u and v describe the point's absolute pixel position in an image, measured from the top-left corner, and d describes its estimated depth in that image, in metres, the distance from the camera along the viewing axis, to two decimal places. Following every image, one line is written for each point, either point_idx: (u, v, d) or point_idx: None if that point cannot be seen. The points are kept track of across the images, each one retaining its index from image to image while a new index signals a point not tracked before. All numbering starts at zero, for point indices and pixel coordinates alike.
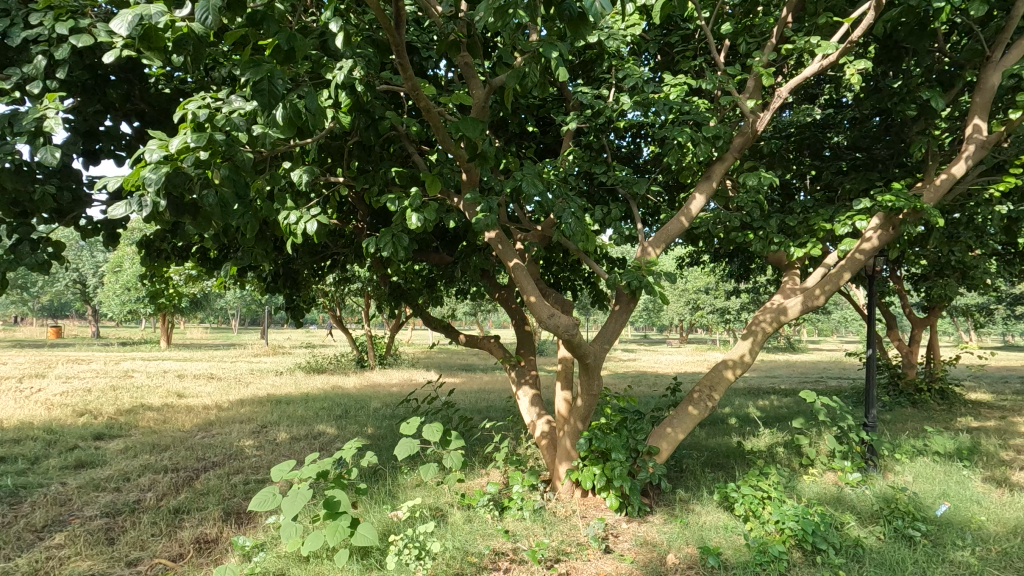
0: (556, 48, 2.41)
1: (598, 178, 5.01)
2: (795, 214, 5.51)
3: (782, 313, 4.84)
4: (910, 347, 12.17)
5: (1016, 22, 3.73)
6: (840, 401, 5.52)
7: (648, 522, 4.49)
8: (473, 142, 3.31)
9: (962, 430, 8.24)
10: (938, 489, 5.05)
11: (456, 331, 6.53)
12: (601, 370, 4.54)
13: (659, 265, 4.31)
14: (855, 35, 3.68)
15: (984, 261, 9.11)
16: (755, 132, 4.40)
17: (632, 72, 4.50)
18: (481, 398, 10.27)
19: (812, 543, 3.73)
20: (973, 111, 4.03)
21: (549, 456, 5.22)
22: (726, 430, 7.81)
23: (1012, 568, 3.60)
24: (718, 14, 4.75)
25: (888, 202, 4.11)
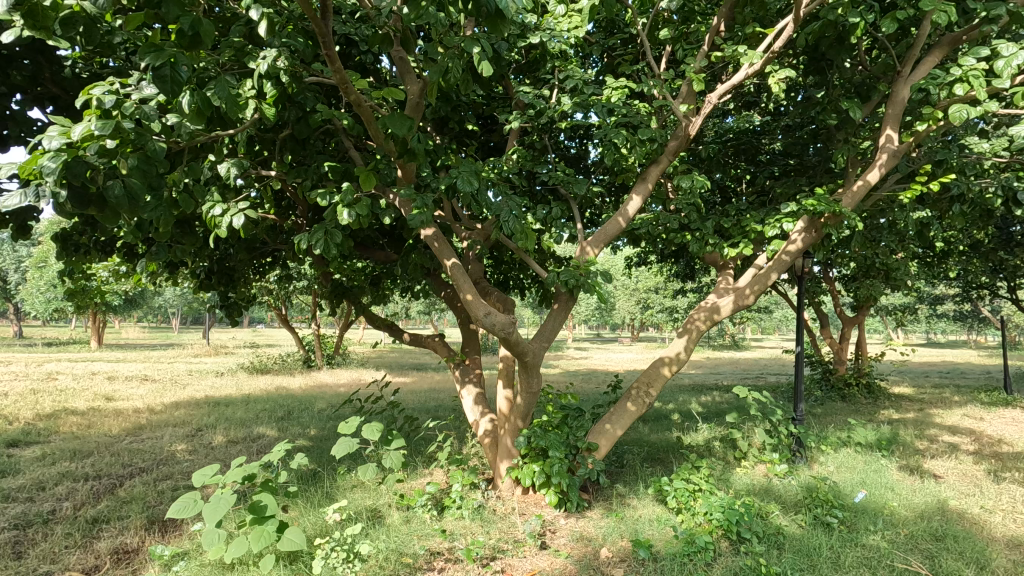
0: (478, 46, 2.40)
1: (540, 178, 5.05)
2: (730, 216, 5.73)
3: (715, 312, 5.00)
4: (841, 344, 12.86)
5: (922, 40, 3.99)
6: (770, 396, 5.77)
7: (585, 517, 4.57)
8: (405, 138, 3.27)
9: (883, 422, 8.78)
10: (858, 479, 5.35)
11: (400, 330, 6.43)
12: (540, 368, 4.60)
13: (597, 264, 4.39)
14: (775, 47, 3.86)
15: (905, 264, 9.74)
16: (688, 136, 4.53)
17: (573, 74, 4.57)
18: (430, 397, 10.16)
19: (737, 533, 3.88)
20: (887, 122, 4.27)
21: (490, 455, 5.24)
22: (668, 426, 8.05)
23: (917, 549, 3.85)
24: (657, 21, 4.88)
25: (811, 206, 4.31)
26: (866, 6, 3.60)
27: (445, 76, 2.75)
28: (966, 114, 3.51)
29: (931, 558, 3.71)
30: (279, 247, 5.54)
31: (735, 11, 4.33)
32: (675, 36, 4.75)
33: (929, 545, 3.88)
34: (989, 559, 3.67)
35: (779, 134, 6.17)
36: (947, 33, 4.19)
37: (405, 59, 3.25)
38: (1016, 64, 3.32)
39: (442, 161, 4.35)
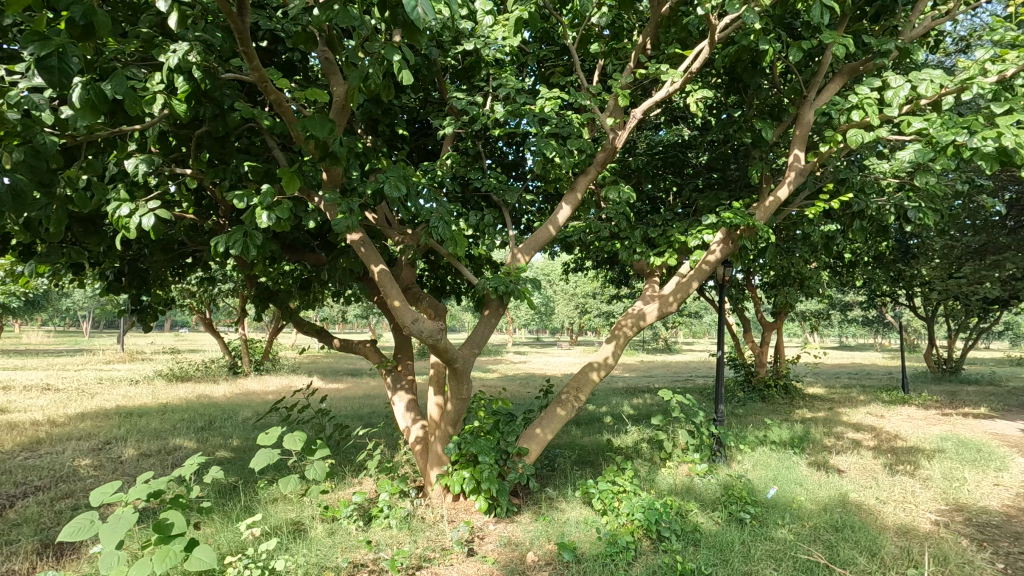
0: (399, 53, 2.37)
1: (473, 185, 5.07)
2: (657, 226, 5.96)
3: (641, 319, 5.19)
4: (762, 348, 13.63)
5: (825, 68, 4.33)
6: (693, 398, 6.04)
7: (514, 521, 4.60)
8: (328, 140, 3.20)
9: (797, 421, 9.39)
10: (771, 475, 5.69)
11: (329, 336, 6.24)
12: (470, 374, 4.60)
13: (527, 271, 4.45)
14: (694, 67, 4.08)
15: (817, 273, 10.47)
16: (616, 148, 4.68)
17: (507, 83, 4.63)
18: (363, 404, 9.94)
19: (657, 532, 4.03)
20: (794, 142, 4.59)
21: (421, 462, 5.18)
22: (599, 428, 8.25)
23: (819, 540, 4.14)
24: (588, 35, 5.04)
25: (728, 218, 4.56)
26: (776, 33, 3.87)
27: (366, 82, 2.71)
28: (861, 138, 3.83)
29: (830, 548, 4.00)
30: (198, 248, 5.25)
31: (659, 31, 4.53)
32: (605, 51, 4.92)
33: (829, 536, 4.19)
34: (880, 547, 4.00)
35: (704, 148, 6.49)
36: (846, 63, 4.57)
37: (332, 60, 3.20)
38: (902, 94, 3.67)
39: (372, 163, 4.28)
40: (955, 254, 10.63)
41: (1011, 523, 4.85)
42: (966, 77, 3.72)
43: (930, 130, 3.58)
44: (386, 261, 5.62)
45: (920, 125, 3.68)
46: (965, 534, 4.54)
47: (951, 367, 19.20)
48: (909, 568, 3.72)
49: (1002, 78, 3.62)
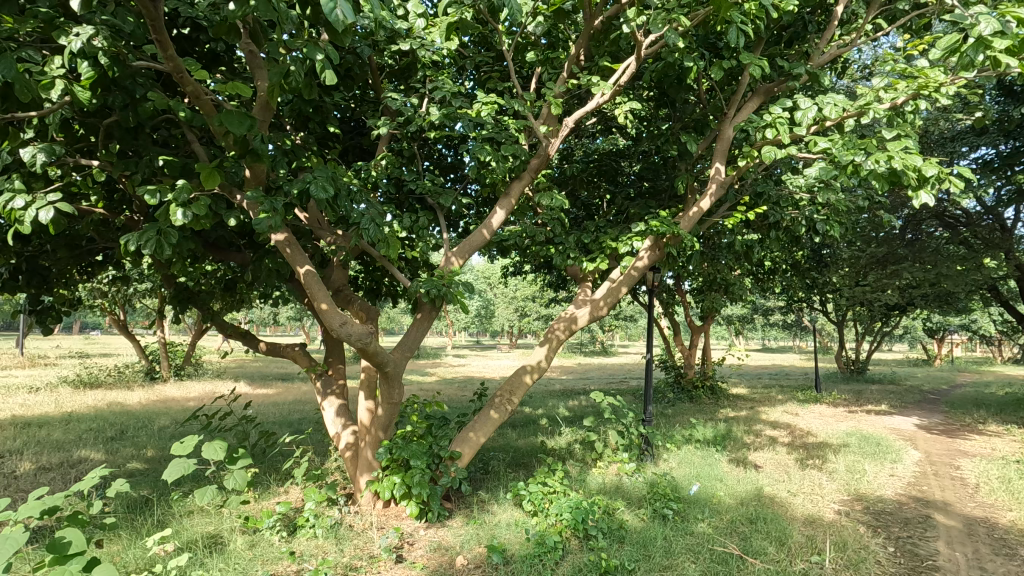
0: (321, 53, 2.39)
1: (407, 186, 5.02)
2: (590, 232, 6.12)
3: (573, 322, 5.30)
4: (690, 351, 14.24)
5: (743, 88, 4.61)
6: (623, 400, 6.24)
7: (446, 526, 4.58)
8: (251, 136, 3.10)
9: (721, 420, 9.89)
10: (694, 472, 5.96)
11: (255, 340, 5.97)
12: (402, 378, 4.55)
13: (461, 274, 4.45)
14: (622, 80, 4.23)
15: (741, 279, 11.08)
16: (549, 155, 4.77)
17: (443, 85, 4.62)
18: (293, 410, 9.57)
19: (584, 530, 4.13)
20: (715, 156, 4.84)
21: (351, 468, 5.05)
22: (535, 430, 8.35)
23: (735, 532, 4.38)
24: (524, 43, 5.12)
25: (655, 227, 4.75)
26: (699, 53, 4.07)
27: (287, 79, 2.73)
28: (774, 154, 4.11)
29: (744, 539, 4.24)
30: (109, 245, 4.90)
31: (592, 43, 4.67)
32: (541, 59, 5.01)
33: (744, 528, 4.44)
34: (788, 536, 4.28)
35: (636, 158, 6.74)
36: (763, 84, 4.88)
37: (256, 53, 3.07)
38: (810, 116, 3.96)
39: (301, 161, 4.15)
40: (861, 264, 11.56)
41: (902, 510, 5.33)
42: (864, 102, 4.06)
43: (833, 150, 3.88)
44: (318, 262, 5.47)
45: (825, 145, 3.98)
46: (863, 521, 4.93)
47: (859, 368, 20.79)
48: (812, 555, 4.01)
49: (894, 104, 3.98)
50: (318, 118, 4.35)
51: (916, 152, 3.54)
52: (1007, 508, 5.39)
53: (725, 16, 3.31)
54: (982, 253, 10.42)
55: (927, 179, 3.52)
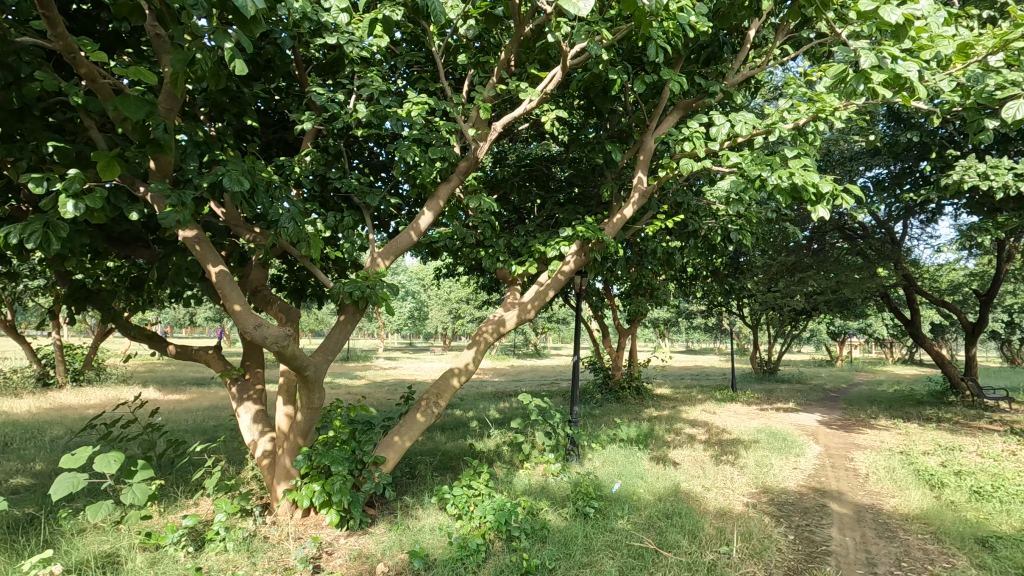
0: (230, 41, 2.33)
1: (332, 184, 4.87)
2: (519, 235, 6.19)
3: (501, 325, 5.33)
4: (618, 353, 14.69)
5: (663, 102, 4.84)
6: (550, 401, 6.35)
7: (368, 533, 4.47)
8: (156, 124, 2.90)
9: (645, 419, 10.27)
10: (617, 471, 6.16)
11: (164, 343, 5.57)
12: (322, 382, 4.41)
13: (386, 276, 4.37)
14: (549, 88, 4.31)
15: (665, 283, 11.57)
16: (477, 159, 4.80)
17: (370, 82, 4.52)
18: (207, 417, 9.02)
19: (506, 532, 4.16)
20: (638, 166, 5.04)
21: (268, 477, 4.82)
22: (464, 433, 8.32)
23: (652, 527, 4.56)
24: (456, 45, 5.10)
25: (582, 232, 4.87)
26: (623, 65, 4.22)
27: (193, 66, 2.59)
28: (691, 167, 4.34)
29: (660, 534, 4.42)
30: None
31: (522, 49, 4.73)
32: (471, 62, 5.01)
33: (660, 523, 4.63)
34: (700, 529, 4.51)
35: (566, 164, 6.88)
36: (683, 99, 5.12)
37: (162, 37, 2.88)
38: (724, 132, 4.21)
39: (215, 154, 3.93)
40: (772, 271, 12.39)
41: (802, 500, 5.76)
42: (770, 122, 4.37)
43: (743, 165, 4.14)
44: (235, 261, 5.20)
45: (736, 160, 4.23)
46: (768, 512, 5.28)
47: (770, 368, 22.24)
48: (721, 546, 4.24)
49: (796, 125, 4.30)
50: (235, 110, 4.12)
51: (814, 170, 3.85)
52: (890, 495, 5.94)
53: (646, 33, 3.46)
54: (875, 263, 11.47)
55: (823, 195, 3.83)
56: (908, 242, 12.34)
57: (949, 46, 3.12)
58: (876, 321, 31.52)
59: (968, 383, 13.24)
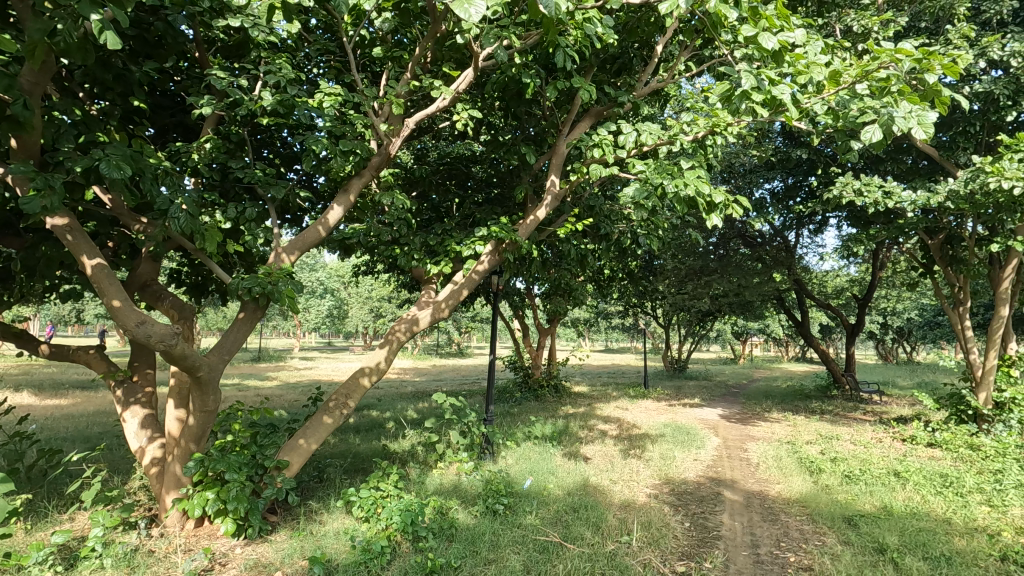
0: (98, 14, 2.21)
1: (234, 174, 4.62)
2: (436, 234, 6.15)
3: (414, 323, 5.26)
4: (538, 352, 14.93)
5: (575, 109, 5.01)
6: (465, 400, 6.35)
7: (267, 541, 4.27)
8: (16, 97, 2.65)
9: (560, 417, 10.52)
10: (529, 467, 6.27)
11: (37, 342, 5.02)
12: (218, 383, 4.16)
13: (290, 271, 4.19)
14: (461, 87, 4.36)
15: (583, 284, 11.91)
16: (389, 155, 4.72)
17: (277, 69, 4.33)
18: (92, 423, 8.23)
19: (413, 532, 4.12)
20: (551, 170, 5.17)
21: (156, 486, 4.47)
22: (378, 434, 8.13)
23: (558, 521, 4.69)
24: (371, 37, 4.99)
25: (496, 232, 4.93)
26: (535, 70, 4.34)
27: (59, 36, 2.38)
28: (599, 172, 4.52)
29: (566, 527, 4.56)
30: None
31: (437, 47, 4.72)
32: (387, 56, 4.93)
33: (567, 517, 4.77)
34: (604, 520, 4.69)
35: (484, 164, 6.91)
36: (595, 106, 5.32)
37: (25, 3, 2.64)
38: (630, 140, 4.42)
39: (95, 135, 3.61)
40: (682, 274, 13.11)
41: (699, 488, 6.16)
42: (673, 133, 4.63)
43: (646, 173, 4.34)
44: (123, 253, 4.77)
45: (640, 167, 4.44)
46: (668, 501, 5.59)
47: (680, 366, 23.48)
48: (622, 535, 4.43)
49: (695, 137, 4.58)
50: (121, 89, 3.82)
51: (708, 180, 4.13)
52: (776, 481, 6.48)
53: (553, 40, 3.58)
54: (771, 268, 12.42)
55: (715, 204, 4.12)
56: (800, 250, 13.48)
57: (820, 73, 3.46)
58: (773, 322, 34.13)
59: (848, 379, 14.67)
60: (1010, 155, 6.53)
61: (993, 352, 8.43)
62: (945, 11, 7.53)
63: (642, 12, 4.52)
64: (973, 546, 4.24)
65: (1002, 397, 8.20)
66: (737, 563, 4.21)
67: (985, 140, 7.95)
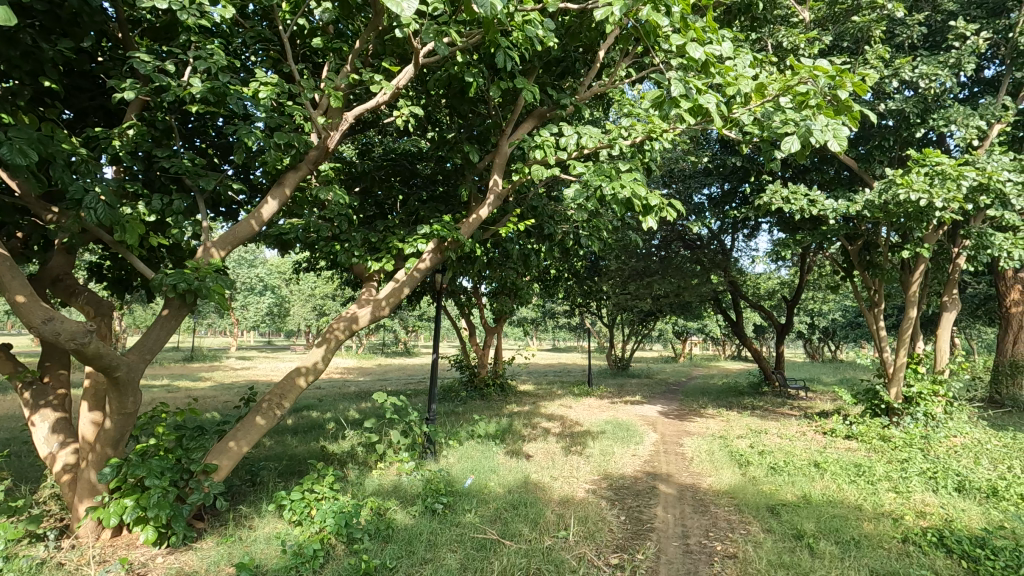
0: None
1: (159, 163, 4.38)
2: (378, 230, 6.04)
3: (354, 322, 5.15)
4: (484, 351, 14.95)
5: (518, 110, 5.06)
6: (406, 400, 6.28)
7: (192, 549, 4.08)
8: None
9: (505, 416, 10.57)
10: (471, 466, 6.27)
11: None
12: (137, 383, 3.94)
13: (219, 267, 4.01)
14: (402, 83, 4.32)
15: (529, 284, 12.01)
16: (327, 149, 4.60)
17: (208, 55, 4.14)
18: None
19: (347, 534, 4.05)
20: (493, 169, 5.20)
21: (67, 495, 4.19)
22: (317, 435, 7.91)
23: (496, 519, 4.72)
24: (311, 27, 4.85)
25: (438, 230, 4.90)
26: (477, 69, 4.36)
27: None
28: (541, 172, 4.57)
29: (504, 525, 4.59)
30: None
31: (379, 40, 4.64)
32: (327, 47, 4.80)
33: (505, 514, 4.80)
34: (541, 516, 4.76)
35: (429, 161, 6.85)
36: (538, 108, 5.39)
37: None
38: (570, 143, 4.50)
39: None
40: (625, 275, 13.46)
41: (636, 483, 6.36)
42: (612, 136, 4.74)
43: (586, 176, 4.41)
44: (35, 244, 4.43)
45: (580, 169, 4.53)
46: (605, 496, 5.73)
47: (624, 365, 24.08)
48: (559, 530, 4.51)
49: (633, 141, 4.72)
50: (30, 67, 3.54)
51: (644, 184, 4.27)
52: (707, 474, 6.76)
53: (494, 39, 3.60)
54: (708, 270, 12.93)
55: (650, 207, 4.26)
56: (735, 253, 14.09)
57: (746, 85, 3.65)
58: (711, 322, 35.54)
59: (777, 376, 15.48)
60: (918, 169, 7.09)
61: (903, 350, 9.11)
62: (864, 33, 8.08)
63: (582, 18, 4.61)
64: (879, 529, 4.58)
65: (910, 391, 8.90)
66: (667, 553, 4.37)
67: (898, 154, 8.58)
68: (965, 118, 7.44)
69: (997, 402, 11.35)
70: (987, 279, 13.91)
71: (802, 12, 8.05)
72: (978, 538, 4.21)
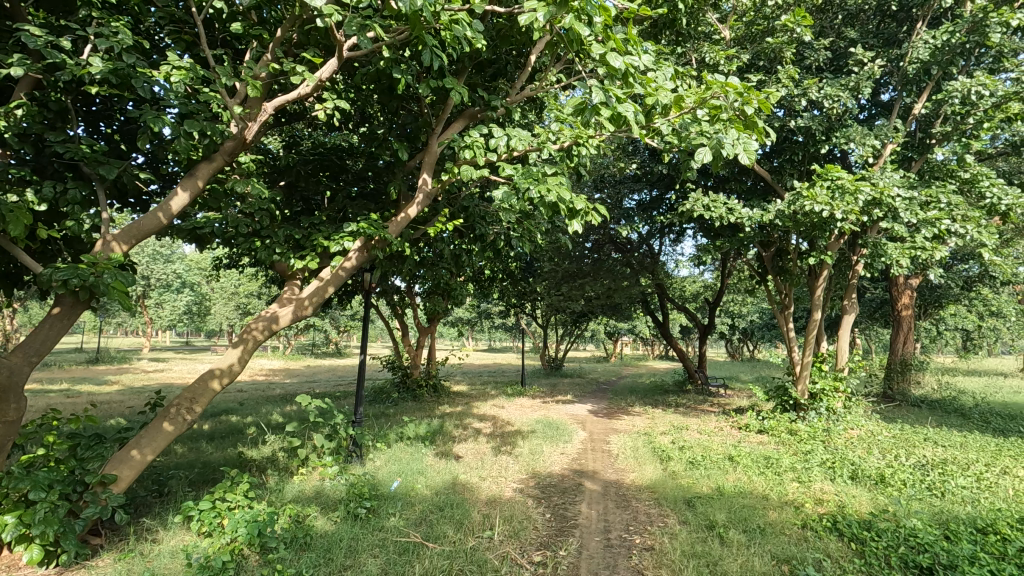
0: None
1: (53, 148, 4.00)
2: (302, 227, 5.81)
3: (274, 322, 4.92)
4: (418, 352, 14.76)
5: (448, 109, 5.02)
6: (330, 402, 6.08)
7: (85, 568, 3.76)
8: None
9: (437, 417, 10.46)
10: (398, 469, 6.15)
11: None
12: (18, 390, 3.60)
13: (120, 261, 3.71)
14: (326, 75, 4.18)
15: (463, 284, 11.96)
16: (245, 140, 4.35)
17: (110, 33, 3.82)
18: None
19: (262, 544, 3.87)
20: (423, 169, 5.13)
21: None
22: (235, 441, 7.50)
23: (422, 521, 4.66)
24: (229, 11, 4.59)
25: (365, 228, 4.77)
26: (406, 66, 4.30)
27: None
28: (469, 173, 4.56)
29: (429, 527, 4.54)
30: None
31: (302, 30, 4.46)
32: (246, 33, 4.57)
33: (431, 516, 4.76)
34: (467, 517, 4.75)
35: (359, 157, 6.66)
36: (469, 108, 5.37)
37: None
38: (500, 145, 4.53)
39: None
40: (558, 276, 13.68)
41: (563, 480, 6.48)
42: (541, 140, 4.81)
43: (514, 178, 4.45)
44: None
45: (509, 172, 4.56)
46: (532, 495, 5.81)
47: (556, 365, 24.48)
48: (484, 530, 4.53)
49: (561, 146, 4.81)
50: None
51: (570, 188, 4.35)
52: (631, 471, 7.00)
53: (421, 36, 3.55)
54: (637, 273, 13.39)
55: (576, 211, 4.35)
56: (662, 256, 14.66)
57: (665, 97, 3.83)
58: (640, 323, 36.82)
59: (700, 375, 16.25)
60: (822, 182, 7.69)
61: (810, 349, 9.80)
62: (776, 54, 8.66)
63: (512, 22, 4.65)
64: (782, 517, 4.92)
65: (815, 388, 9.60)
66: (589, 548, 4.48)
67: (806, 168, 9.24)
68: (862, 137, 8.15)
69: (890, 398, 12.45)
70: (882, 284, 15.24)
71: (723, 30, 8.52)
72: (866, 521, 4.60)
